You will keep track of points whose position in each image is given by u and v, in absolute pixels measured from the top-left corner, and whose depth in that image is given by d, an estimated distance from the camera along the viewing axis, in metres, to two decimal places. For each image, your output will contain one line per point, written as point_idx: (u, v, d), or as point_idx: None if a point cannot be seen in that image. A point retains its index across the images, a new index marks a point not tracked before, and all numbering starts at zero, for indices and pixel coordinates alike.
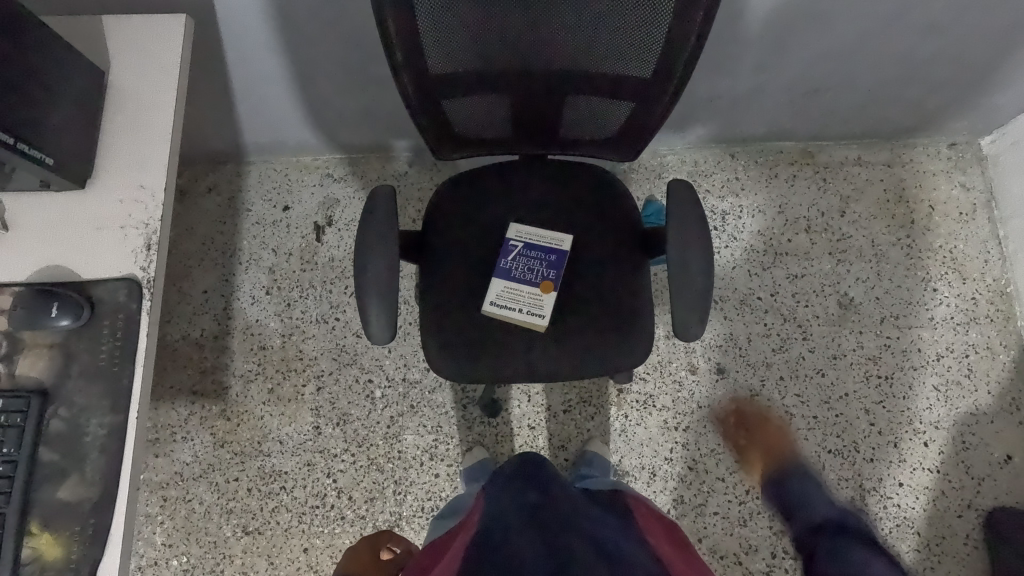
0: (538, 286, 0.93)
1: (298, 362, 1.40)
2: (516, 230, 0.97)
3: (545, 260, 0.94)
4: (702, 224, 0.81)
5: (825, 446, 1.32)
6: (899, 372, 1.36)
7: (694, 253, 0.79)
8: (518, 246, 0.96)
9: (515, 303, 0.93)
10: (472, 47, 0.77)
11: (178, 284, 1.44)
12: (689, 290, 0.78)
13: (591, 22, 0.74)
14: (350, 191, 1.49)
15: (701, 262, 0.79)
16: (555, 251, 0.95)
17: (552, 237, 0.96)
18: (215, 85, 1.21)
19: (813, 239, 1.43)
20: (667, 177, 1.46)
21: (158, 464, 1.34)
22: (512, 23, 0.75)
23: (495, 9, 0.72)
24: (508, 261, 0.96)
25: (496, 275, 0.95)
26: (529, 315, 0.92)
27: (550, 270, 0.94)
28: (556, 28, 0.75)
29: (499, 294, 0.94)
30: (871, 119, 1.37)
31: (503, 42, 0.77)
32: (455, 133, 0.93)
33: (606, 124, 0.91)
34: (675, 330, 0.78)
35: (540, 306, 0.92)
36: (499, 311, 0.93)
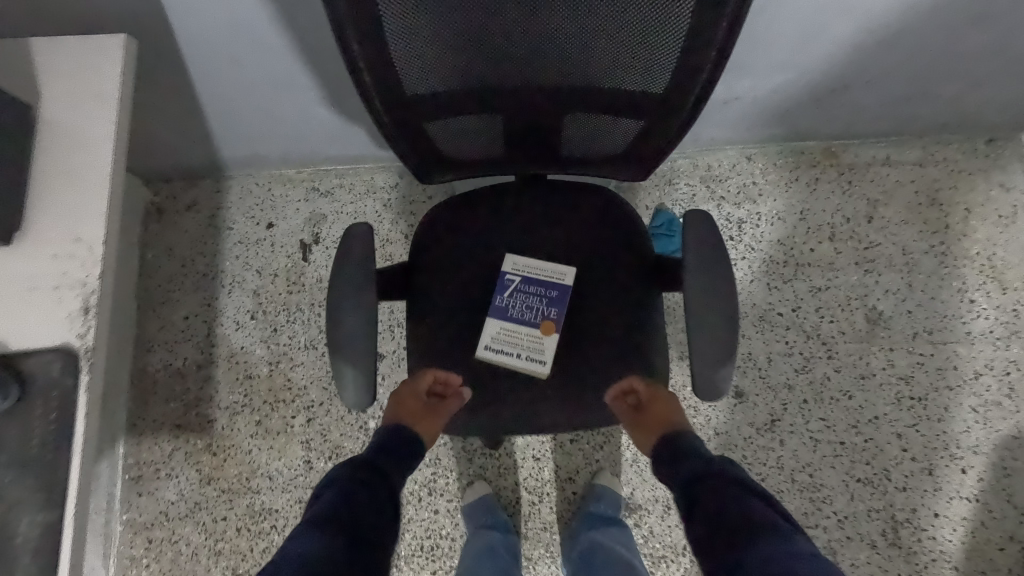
0: (538, 327, 0.84)
1: (287, 392, 1.31)
2: (512, 261, 0.88)
3: (545, 297, 0.85)
4: (724, 264, 0.71)
5: (853, 475, 1.23)
6: (934, 392, 1.25)
7: (716, 300, 0.69)
8: (515, 281, 0.87)
9: (513, 346, 0.84)
10: (455, 65, 0.67)
11: (158, 310, 1.36)
12: (712, 344, 0.68)
13: (594, 34, 0.63)
14: (337, 205, 1.38)
15: (724, 309, 0.69)
16: (556, 286, 0.86)
17: (552, 269, 0.87)
18: (183, 100, 1.11)
19: (838, 248, 1.32)
20: (678, 184, 1.35)
21: (142, 503, 1.27)
22: (501, 37, 0.64)
23: (479, 22, 0.62)
24: (503, 297, 0.87)
25: (491, 315, 0.86)
26: (528, 360, 0.83)
27: (551, 307, 0.85)
28: (553, 41, 0.65)
29: (496, 336, 0.85)
30: (904, 115, 1.24)
31: (490, 56, 0.66)
32: (442, 156, 0.82)
33: (612, 142, 0.80)
34: (697, 389, 0.68)
35: (541, 350, 0.84)
36: (495, 356, 0.85)
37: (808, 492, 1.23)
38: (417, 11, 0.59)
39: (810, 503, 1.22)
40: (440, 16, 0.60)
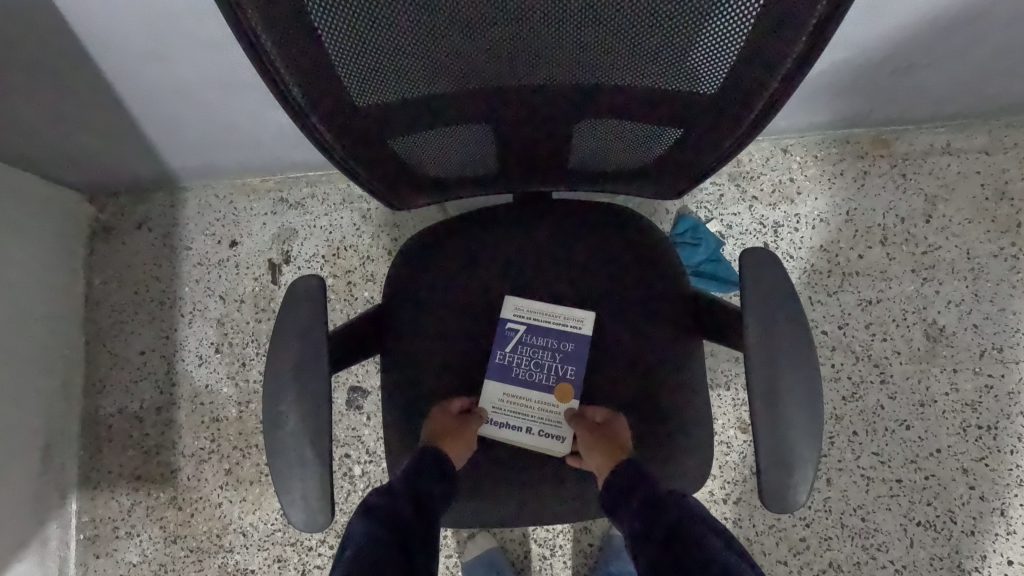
0: (552, 391, 0.72)
1: (259, 436, 1.15)
2: (515, 306, 0.72)
3: (558, 353, 0.72)
4: (798, 322, 0.53)
5: (912, 518, 1.07)
6: (1004, 420, 1.08)
7: (790, 375, 0.52)
8: (519, 332, 0.72)
9: (522, 418, 0.71)
10: (421, 62, 0.48)
11: (110, 345, 1.19)
12: (785, 436, 0.51)
13: (617, 16, 0.44)
14: (309, 218, 1.20)
15: (802, 388, 0.52)
16: (572, 338, 0.71)
17: (566, 317, 0.71)
18: (108, 102, 0.92)
19: (891, 254, 1.14)
20: (703, 183, 1.17)
21: (101, 566, 1.12)
22: (485, 25, 0.45)
23: (452, 6, 0.43)
24: (505, 353, 0.72)
25: (492, 376, 0.72)
26: (544, 435, 0.70)
27: (567, 366, 0.72)
28: (559, 24, 0.45)
29: (500, 404, 0.71)
30: (974, 96, 1.05)
31: (467, 51, 0.47)
32: (417, 177, 0.64)
33: (636, 154, 0.62)
34: (763, 496, 0.51)
35: (557, 421, 0.71)
36: (501, 429, 0.71)
37: (861, 538, 1.07)
38: None
39: (863, 551, 1.06)
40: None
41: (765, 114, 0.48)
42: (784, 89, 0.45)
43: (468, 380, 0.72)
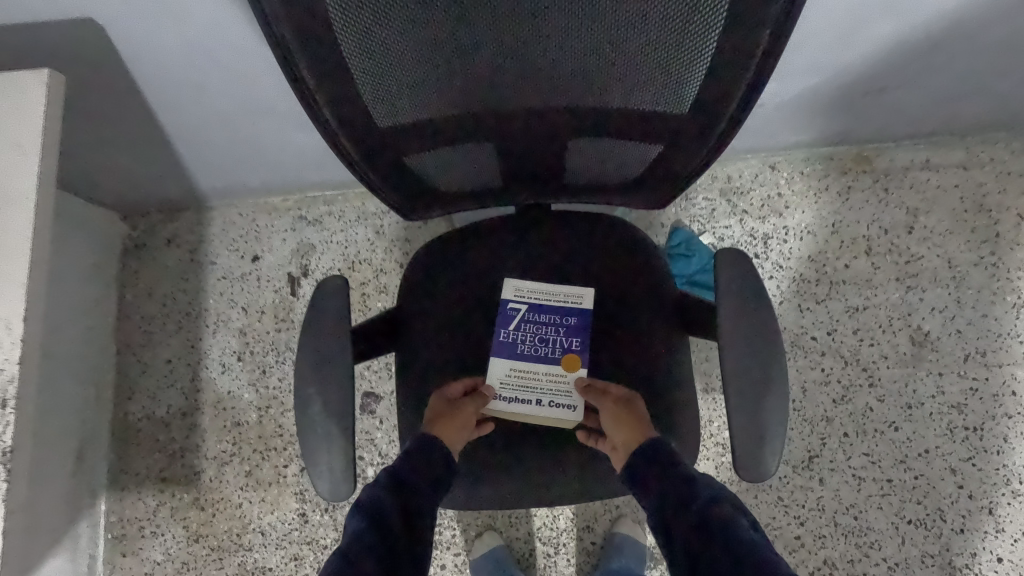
0: (560, 361, 0.76)
1: (278, 439, 1.21)
2: (517, 289, 0.79)
3: (562, 326, 0.77)
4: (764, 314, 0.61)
5: (903, 516, 1.11)
6: (990, 422, 1.13)
7: (756, 361, 0.60)
8: (524, 311, 0.78)
9: (532, 390, 0.76)
10: (435, 90, 0.56)
11: (139, 354, 1.27)
12: (755, 414, 0.59)
13: (600, 50, 0.52)
14: (326, 234, 1.28)
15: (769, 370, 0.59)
16: (573, 312, 0.78)
17: (566, 294, 0.78)
18: (148, 129, 1.01)
19: (875, 263, 1.20)
20: (695, 198, 1.24)
21: (126, 564, 1.18)
22: (488, 59, 0.53)
23: (460, 44, 0.51)
24: (512, 333, 0.78)
25: (501, 355, 0.77)
26: (556, 405, 0.75)
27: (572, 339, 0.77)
28: (550, 57, 0.53)
29: (510, 380, 0.77)
30: (948, 115, 1.12)
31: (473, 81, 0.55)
32: (430, 191, 0.72)
33: (625, 168, 0.69)
34: (739, 467, 0.59)
35: (565, 388, 0.76)
36: (513, 404, 0.76)
37: (854, 536, 1.11)
38: (379, 27, 0.47)
39: (856, 549, 1.10)
40: (411, 40, 0.49)
41: (733, 125, 0.56)
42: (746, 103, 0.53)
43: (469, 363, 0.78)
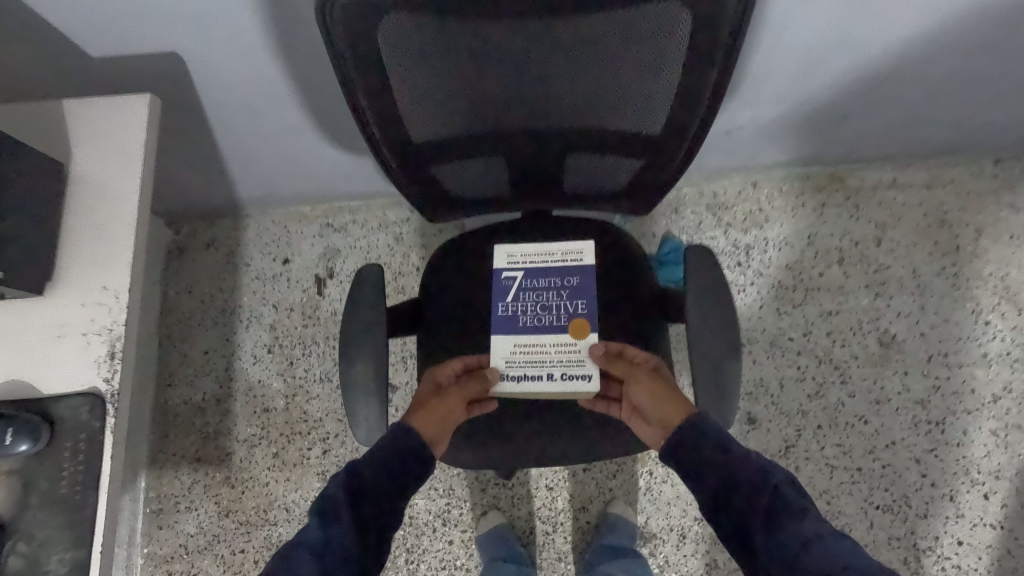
0: (569, 328, 0.81)
1: (303, 424, 1.33)
2: (513, 261, 0.85)
3: (564, 291, 0.83)
4: (723, 296, 0.76)
5: (871, 501, 1.21)
6: (951, 416, 1.24)
7: (718, 333, 0.74)
8: (524, 284, 0.84)
9: (542, 363, 0.80)
10: (457, 118, 0.69)
11: (179, 345, 1.40)
12: (717, 374, 0.73)
13: (589, 89, 0.66)
14: (351, 240, 1.42)
15: (726, 339, 0.74)
16: (573, 273, 0.84)
17: (563, 253, 0.85)
18: (201, 145, 1.16)
19: (847, 272, 1.32)
20: (684, 212, 1.37)
21: (162, 536, 1.30)
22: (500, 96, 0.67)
23: (477, 85, 0.65)
24: (518, 309, 0.83)
25: (507, 334, 0.82)
26: (573, 378, 0.80)
27: (581, 296, 0.83)
28: (549, 96, 0.67)
29: (520, 357, 0.81)
30: (910, 140, 1.25)
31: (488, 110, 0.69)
32: (449, 196, 0.86)
33: (614, 179, 0.83)
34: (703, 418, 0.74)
35: (574, 353, 0.80)
36: (525, 381, 0.80)
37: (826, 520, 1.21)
38: (417, 70, 0.61)
39: None
40: (440, 79, 0.63)
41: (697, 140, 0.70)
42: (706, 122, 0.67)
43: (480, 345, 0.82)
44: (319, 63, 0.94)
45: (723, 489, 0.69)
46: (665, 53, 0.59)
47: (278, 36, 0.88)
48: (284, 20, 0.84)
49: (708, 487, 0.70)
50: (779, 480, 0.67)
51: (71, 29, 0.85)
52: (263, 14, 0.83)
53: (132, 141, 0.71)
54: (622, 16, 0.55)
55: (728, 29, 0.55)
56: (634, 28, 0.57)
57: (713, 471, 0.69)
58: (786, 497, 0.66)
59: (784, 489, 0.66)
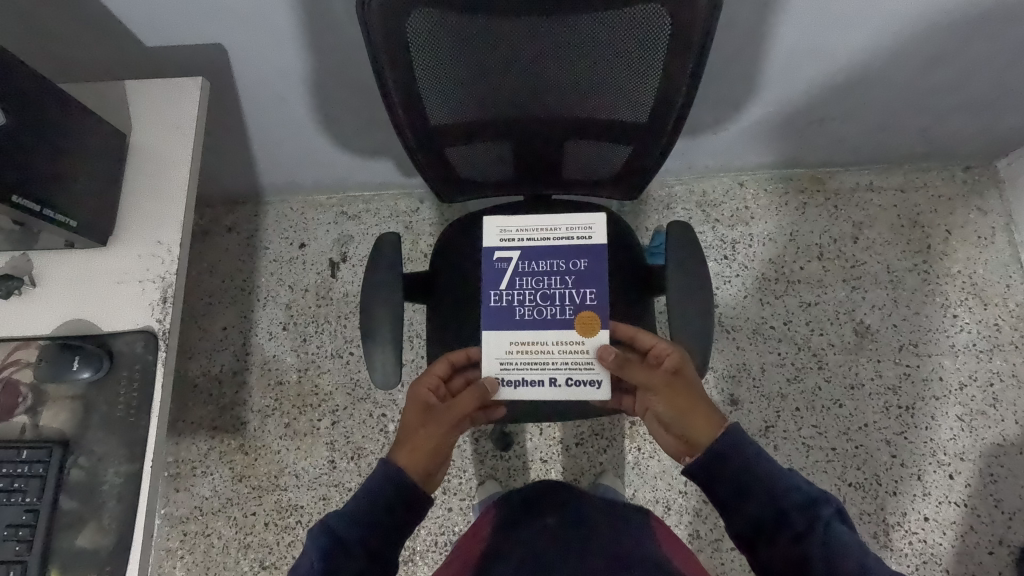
0: (574, 324, 0.83)
1: (314, 397, 1.42)
2: (508, 244, 0.85)
3: (564, 278, 0.85)
4: (700, 267, 0.86)
5: (844, 479, 1.29)
6: (920, 402, 1.32)
7: (694, 299, 0.84)
8: (521, 272, 0.85)
9: (545, 365, 0.83)
10: (468, 107, 0.79)
11: (200, 321, 1.49)
12: (694, 335, 0.82)
13: (584, 84, 0.76)
14: (363, 228, 1.52)
15: (701, 305, 0.83)
16: (574, 258, 0.85)
17: (564, 233, 0.85)
18: (231, 132, 1.26)
19: (826, 267, 1.42)
20: (675, 208, 1.47)
21: (179, 498, 1.38)
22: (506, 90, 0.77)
23: (487, 79, 0.74)
24: (517, 303, 0.84)
25: (507, 332, 0.83)
26: (582, 383, 0.83)
27: (589, 285, 0.84)
28: (549, 90, 0.77)
29: (519, 358, 0.83)
30: (882, 144, 1.36)
31: (496, 101, 0.79)
32: (459, 178, 0.96)
33: (606, 166, 0.93)
34: None
35: (578, 350, 0.83)
36: (529, 386, 0.83)
37: None
38: (437, 63, 0.71)
39: None
40: (456, 71, 0.73)
41: (676, 127, 0.80)
42: (685, 111, 0.77)
43: (486, 344, 0.83)
44: (345, 59, 1.04)
45: (773, 522, 0.66)
46: (649, 49, 0.69)
47: (310, 33, 0.99)
48: (318, 19, 0.95)
49: (754, 518, 0.67)
50: (831, 514, 0.65)
51: (129, 20, 0.95)
52: (299, 13, 0.94)
53: (185, 117, 0.83)
54: (613, 15, 0.65)
55: (701, 29, 0.65)
56: (624, 26, 0.67)
57: (759, 503, 0.67)
58: (840, 534, 0.63)
59: (837, 526, 0.64)
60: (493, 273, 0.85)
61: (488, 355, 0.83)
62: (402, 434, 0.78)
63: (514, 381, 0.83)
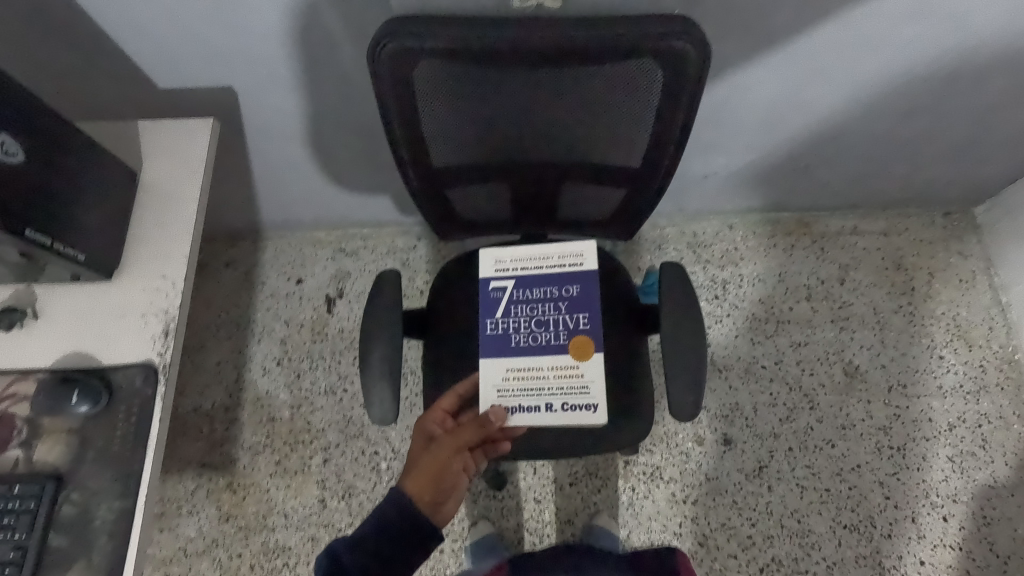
0: (568, 348, 0.84)
1: (306, 433, 1.41)
2: (502, 273, 0.88)
3: (558, 304, 0.87)
4: (693, 307, 0.88)
5: (839, 521, 1.29)
6: (911, 443, 1.34)
7: (687, 338, 0.85)
8: (515, 300, 0.87)
9: (541, 392, 0.83)
10: (469, 152, 0.83)
11: (193, 356, 1.48)
12: (687, 374, 0.83)
13: (580, 131, 0.79)
14: (361, 264, 1.54)
15: (694, 344, 0.85)
16: (566, 282, 0.87)
17: (556, 261, 0.88)
18: (235, 171, 1.29)
19: (815, 307, 1.45)
20: (667, 248, 1.51)
21: (163, 539, 1.34)
22: (507, 136, 0.80)
23: (489, 125, 0.78)
24: (512, 330, 0.86)
25: (502, 360, 0.84)
26: (578, 408, 0.83)
27: (582, 310, 0.86)
28: (547, 136, 0.81)
29: (515, 385, 0.84)
30: (865, 190, 1.42)
31: (496, 146, 0.82)
32: (458, 217, 0.99)
33: (602, 208, 0.97)
34: (674, 413, 0.83)
35: (573, 375, 0.83)
36: (525, 413, 0.83)
37: (798, 537, 1.29)
38: (440, 110, 0.75)
39: (800, 549, 1.28)
40: (458, 118, 0.77)
41: (669, 172, 0.84)
42: (677, 157, 0.81)
43: (481, 372, 0.84)
44: (351, 102, 1.09)
45: None
46: (642, 99, 0.73)
47: (318, 79, 1.03)
48: (327, 66, 1.00)
49: None
50: None
51: (144, 62, 0.99)
52: (308, 61, 0.99)
53: (196, 156, 0.86)
54: (608, 69, 0.69)
55: (691, 84, 0.69)
56: (618, 79, 0.70)
57: None
58: None
59: None
60: (488, 301, 0.87)
61: (484, 383, 0.84)
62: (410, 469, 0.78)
63: (511, 407, 0.83)
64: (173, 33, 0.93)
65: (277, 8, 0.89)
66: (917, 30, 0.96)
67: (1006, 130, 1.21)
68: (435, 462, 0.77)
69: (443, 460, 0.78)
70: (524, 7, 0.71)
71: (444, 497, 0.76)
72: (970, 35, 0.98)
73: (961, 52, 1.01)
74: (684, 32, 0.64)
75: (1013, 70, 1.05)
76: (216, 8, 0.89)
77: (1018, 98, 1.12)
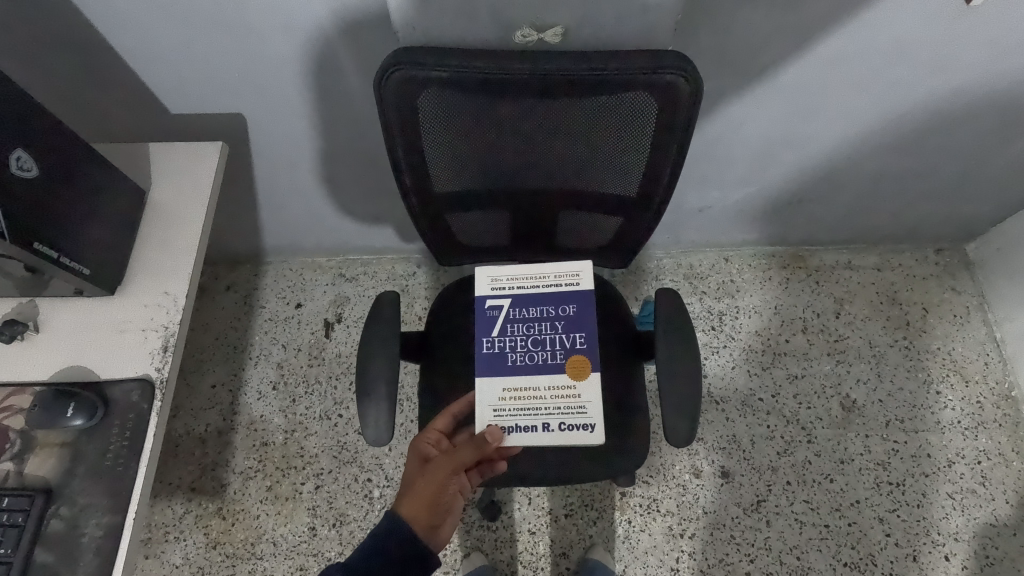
0: (565, 367, 0.85)
1: (299, 458, 1.39)
2: (497, 291, 0.89)
3: (554, 323, 0.87)
4: (688, 334, 0.88)
5: (839, 559, 1.27)
6: (911, 478, 1.32)
7: (683, 365, 0.86)
8: (509, 318, 0.88)
9: (539, 412, 0.84)
10: (470, 178, 0.85)
11: (189, 379, 1.48)
12: (682, 400, 0.84)
13: (577, 157, 0.81)
14: (361, 290, 1.56)
15: (688, 370, 0.85)
16: (563, 301, 0.88)
17: (553, 281, 0.89)
18: (240, 196, 1.32)
19: (811, 340, 1.46)
20: (664, 279, 1.52)
21: (148, 566, 1.31)
22: (506, 163, 0.82)
23: (488, 151, 0.80)
24: (508, 349, 0.86)
25: (496, 379, 0.85)
26: (575, 428, 0.83)
27: (578, 329, 0.87)
28: (546, 164, 0.83)
29: (511, 405, 0.84)
30: (859, 226, 1.45)
31: (495, 173, 0.84)
32: (458, 242, 1.00)
33: (600, 235, 0.98)
34: (671, 441, 0.83)
35: (571, 396, 0.84)
36: (523, 434, 0.83)
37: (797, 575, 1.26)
38: (443, 136, 0.77)
39: None
40: (459, 146, 0.79)
41: (664, 199, 0.86)
42: (671, 185, 0.83)
43: (477, 392, 0.84)
44: (356, 131, 1.12)
45: None
46: (637, 130, 0.75)
47: (325, 108, 1.06)
48: (334, 95, 1.03)
49: None
50: None
51: (158, 87, 1.03)
52: (317, 91, 1.03)
53: (204, 178, 0.89)
54: (605, 100, 0.71)
55: (685, 115, 0.72)
56: (616, 109, 0.73)
57: None
58: None
59: None
60: (485, 320, 0.88)
61: (480, 402, 0.84)
62: (405, 491, 0.77)
63: (506, 427, 0.83)
64: (188, 60, 0.97)
65: (291, 40, 0.93)
66: (902, 71, 1.01)
67: (995, 168, 1.24)
68: (431, 485, 0.76)
69: (440, 481, 0.76)
70: (524, 42, 0.74)
71: (440, 519, 0.75)
72: (953, 76, 1.02)
73: (946, 92, 1.05)
74: (676, 67, 0.66)
75: (998, 111, 1.09)
76: (231, 38, 0.93)
77: (1003, 138, 1.16)
